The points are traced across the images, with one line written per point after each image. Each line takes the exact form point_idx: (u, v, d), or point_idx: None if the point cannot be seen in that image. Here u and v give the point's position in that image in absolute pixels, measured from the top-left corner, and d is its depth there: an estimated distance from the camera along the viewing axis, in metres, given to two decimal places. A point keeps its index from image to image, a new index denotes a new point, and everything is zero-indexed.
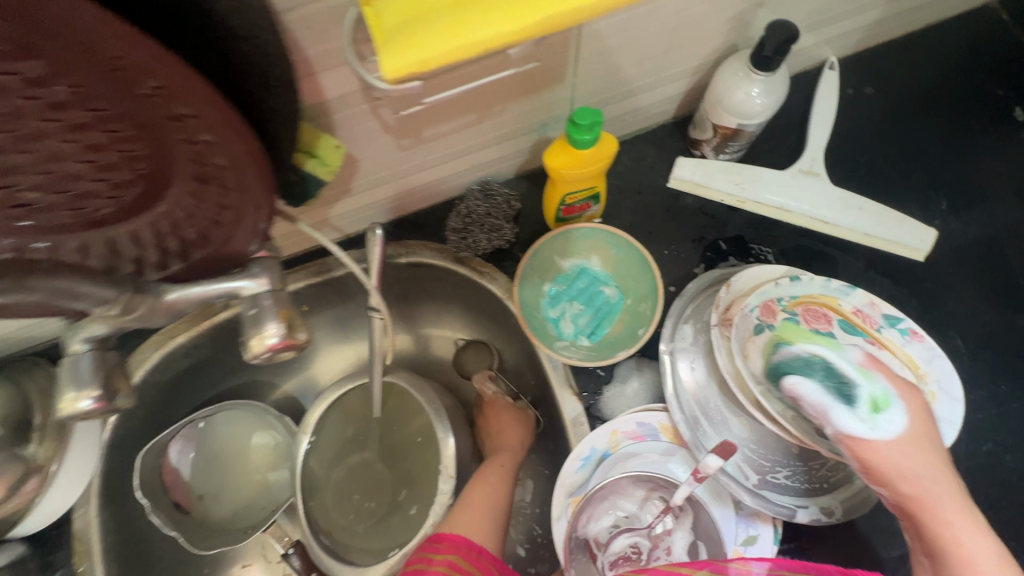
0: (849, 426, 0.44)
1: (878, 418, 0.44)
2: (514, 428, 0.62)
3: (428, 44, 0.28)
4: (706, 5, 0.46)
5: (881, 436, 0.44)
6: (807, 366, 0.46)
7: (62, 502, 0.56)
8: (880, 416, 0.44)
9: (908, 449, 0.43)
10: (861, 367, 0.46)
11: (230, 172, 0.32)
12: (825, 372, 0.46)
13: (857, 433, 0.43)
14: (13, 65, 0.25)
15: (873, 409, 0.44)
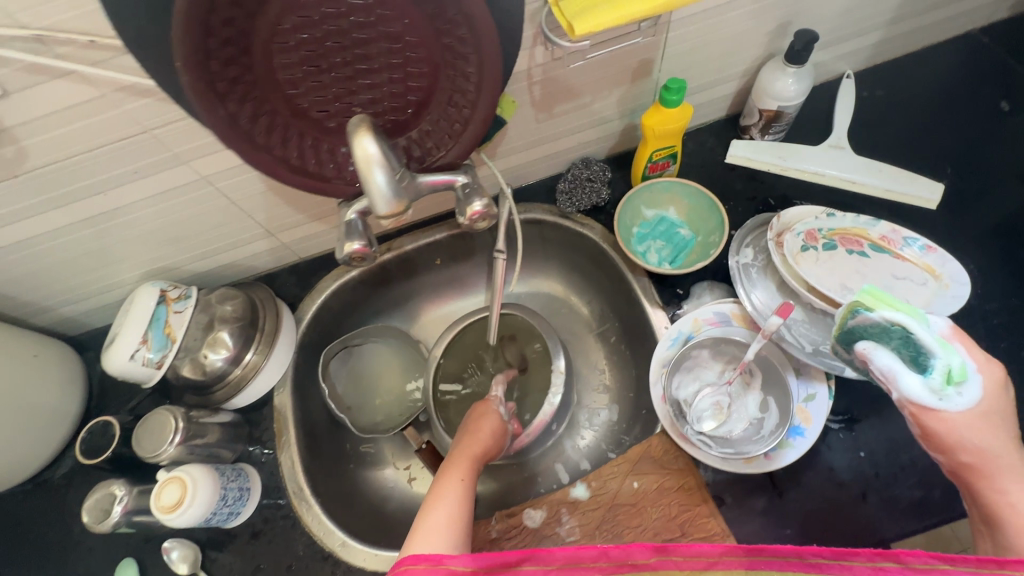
0: (921, 396, 0.49)
1: (949, 389, 0.49)
2: (497, 428, 0.72)
3: (598, 18, 0.50)
4: (751, 20, 0.68)
5: (951, 405, 0.49)
6: (884, 333, 0.50)
7: (268, 381, 0.76)
8: (952, 384, 0.49)
9: (982, 426, 0.49)
10: (941, 341, 0.49)
11: (469, 98, 0.53)
12: (903, 342, 0.50)
13: (926, 402, 0.49)
14: (393, 25, 0.48)
15: (946, 380, 0.49)
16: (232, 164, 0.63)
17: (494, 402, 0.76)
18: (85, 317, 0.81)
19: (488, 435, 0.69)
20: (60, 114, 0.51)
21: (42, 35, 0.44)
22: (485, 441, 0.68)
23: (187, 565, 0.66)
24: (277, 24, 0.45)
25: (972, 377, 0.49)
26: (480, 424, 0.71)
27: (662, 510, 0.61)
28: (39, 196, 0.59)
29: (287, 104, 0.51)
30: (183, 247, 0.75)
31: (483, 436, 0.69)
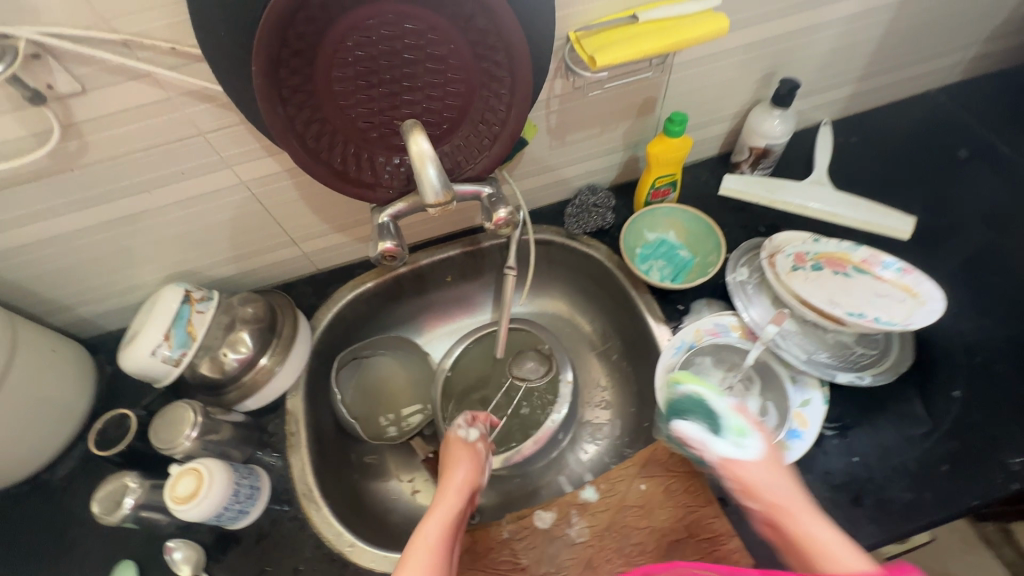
0: (725, 451, 0.54)
1: (738, 441, 0.54)
2: (472, 465, 0.65)
3: (616, 53, 0.58)
4: (742, 68, 0.78)
5: (750, 456, 0.53)
6: (693, 405, 0.59)
7: (283, 383, 0.77)
8: (746, 440, 0.54)
9: (758, 468, 0.52)
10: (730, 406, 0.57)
11: (502, 115, 0.60)
12: (703, 410, 0.58)
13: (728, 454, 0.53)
14: (441, 49, 0.54)
15: (739, 435, 0.54)
16: (271, 170, 0.68)
17: (457, 429, 0.69)
18: (101, 319, 0.83)
19: (472, 474, 0.64)
20: (126, 113, 0.56)
21: (130, 40, 0.49)
22: (460, 484, 0.62)
23: (190, 567, 0.65)
24: (339, 41, 0.51)
25: (757, 433, 0.54)
26: (456, 466, 0.64)
27: (670, 511, 0.63)
28: (86, 191, 0.63)
29: (337, 114, 0.56)
30: (209, 252, 0.78)
31: (459, 479, 0.63)
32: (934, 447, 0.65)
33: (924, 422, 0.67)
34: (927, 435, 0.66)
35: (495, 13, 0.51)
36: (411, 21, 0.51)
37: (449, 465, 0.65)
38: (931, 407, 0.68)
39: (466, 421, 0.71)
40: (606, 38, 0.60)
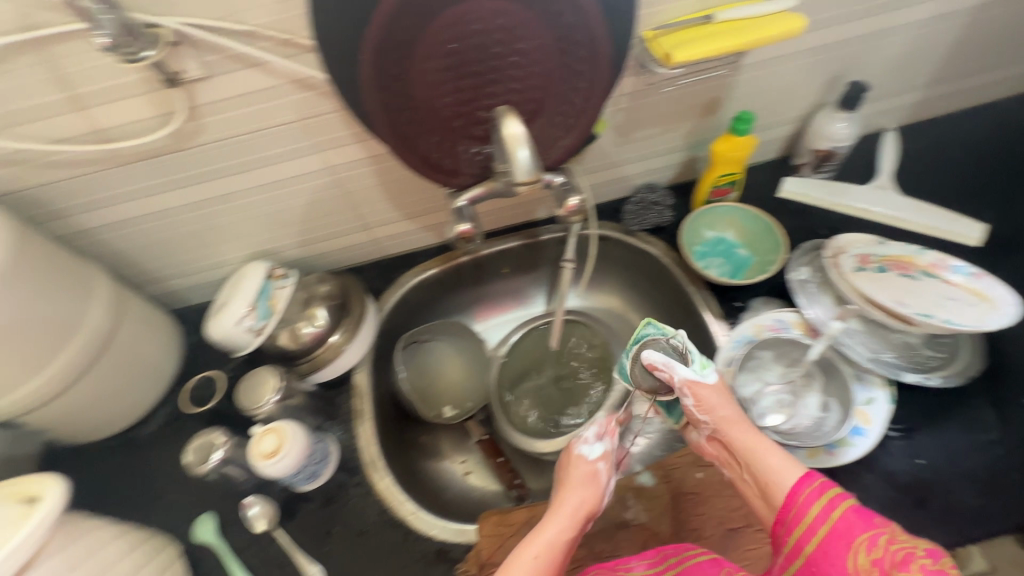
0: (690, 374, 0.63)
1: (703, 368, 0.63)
2: (592, 484, 0.61)
3: (692, 50, 0.60)
4: (809, 71, 0.79)
5: (708, 381, 0.63)
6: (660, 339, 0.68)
7: (350, 359, 0.81)
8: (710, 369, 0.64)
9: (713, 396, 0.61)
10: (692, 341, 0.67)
11: (579, 106, 0.63)
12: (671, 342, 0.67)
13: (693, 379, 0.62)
14: (527, 44, 0.58)
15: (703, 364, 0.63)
16: (356, 157, 0.73)
17: (579, 444, 0.64)
18: (188, 292, 0.89)
19: (594, 499, 0.60)
20: (240, 98, 0.62)
21: (254, 31, 0.55)
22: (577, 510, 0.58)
23: (265, 522, 0.70)
24: (436, 35, 0.55)
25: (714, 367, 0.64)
26: (579, 488, 0.60)
27: (726, 500, 0.64)
28: (194, 170, 0.69)
29: (426, 105, 0.60)
30: (290, 233, 0.84)
31: (578, 505, 0.59)
32: (1005, 454, 0.64)
33: (995, 429, 0.65)
34: (997, 442, 0.64)
35: (581, 9, 0.55)
36: (503, 17, 0.55)
37: (569, 479, 0.62)
38: (1003, 415, 0.66)
39: (595, 432, 0.65)
40: (682, 37, 0.62)
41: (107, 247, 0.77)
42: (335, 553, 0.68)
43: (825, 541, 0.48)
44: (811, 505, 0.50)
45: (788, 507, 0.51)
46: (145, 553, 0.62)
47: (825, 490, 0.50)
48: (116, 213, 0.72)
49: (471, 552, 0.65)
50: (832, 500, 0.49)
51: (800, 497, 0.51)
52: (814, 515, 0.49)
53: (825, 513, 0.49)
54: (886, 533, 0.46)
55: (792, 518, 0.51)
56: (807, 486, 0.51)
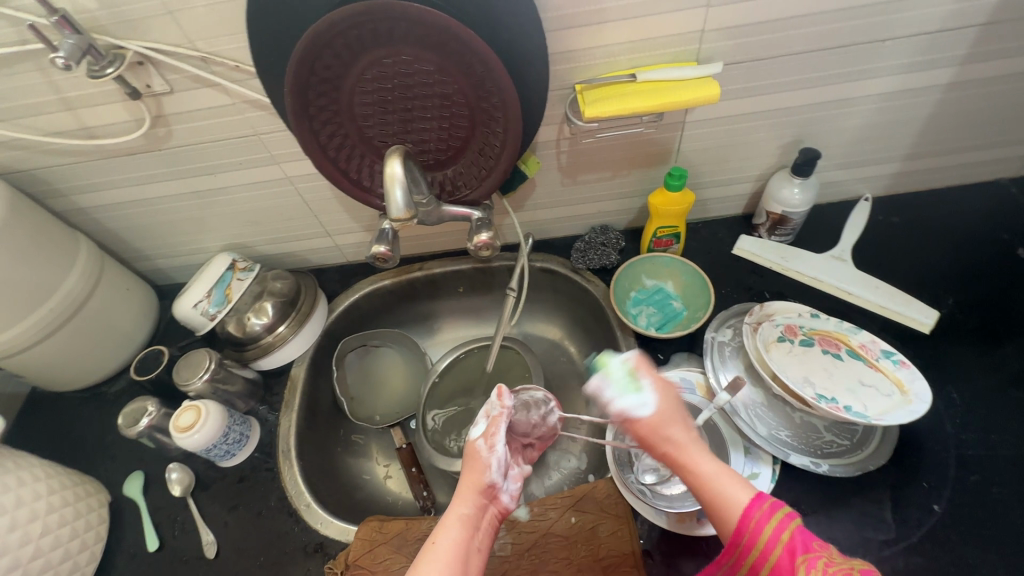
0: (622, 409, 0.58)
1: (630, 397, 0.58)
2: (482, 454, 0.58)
3: (607, 106, 0.63)
4: (764, 133, 0.77)
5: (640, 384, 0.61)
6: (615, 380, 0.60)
7: (292, 352, 0.88)
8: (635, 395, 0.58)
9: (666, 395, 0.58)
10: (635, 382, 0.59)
11: (497, 147, 0.66)
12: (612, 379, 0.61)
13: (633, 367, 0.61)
14: (448, 88, 0.62)
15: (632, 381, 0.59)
16: (311, 171, 0.79)
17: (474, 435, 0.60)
18: (171, 271, 1.00)
19: (480, 475, 0.56)
20: (201, 111, 0.70)
21: (206, 57, 0.63)
22: (462, 509, 0.54)
23: (179, 489, 0.77)
24: (360, 74, 0.61)
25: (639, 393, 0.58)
26: (466, 484, 0.56)
27: (592, 549, 0.65)
28: (167, 168, 0.78)
29: (357, 131, 0.66)
30: (259, 232, 0.91)
31: (468, 500, 0.55)
32: (892, 557, 0.60)
33: (889, 529, 0.62)
34: (887, 542, 0.61)
35: (490, 65, 0.57)
36: (421, 64, 0.60)
37: (468, 465, 0.58)
38: (902, 516, 0.62)
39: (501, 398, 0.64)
40: (605, 91, 0.65)
41: (102, 225, 0.88)
42: (232, 528, 0.75)
43: (781, 559, 0.44)
44: (762, 528, 0.46)
45: (741, 529, 0.47)
46: (67, 496, 0.71)
47: (777, 508, 0.47)
48: (106, 197, 0.82)
49: (344, 550, 0.70)
50: (782, 521, 0.46)
51: (754, 519, 0.47)
52: (766, 536, 0.46)
53: (778, 535, 0.45)
54: (829, 555, 0.43)
55: (746, 541, 0.46)
56: (758, 504, 0.47)
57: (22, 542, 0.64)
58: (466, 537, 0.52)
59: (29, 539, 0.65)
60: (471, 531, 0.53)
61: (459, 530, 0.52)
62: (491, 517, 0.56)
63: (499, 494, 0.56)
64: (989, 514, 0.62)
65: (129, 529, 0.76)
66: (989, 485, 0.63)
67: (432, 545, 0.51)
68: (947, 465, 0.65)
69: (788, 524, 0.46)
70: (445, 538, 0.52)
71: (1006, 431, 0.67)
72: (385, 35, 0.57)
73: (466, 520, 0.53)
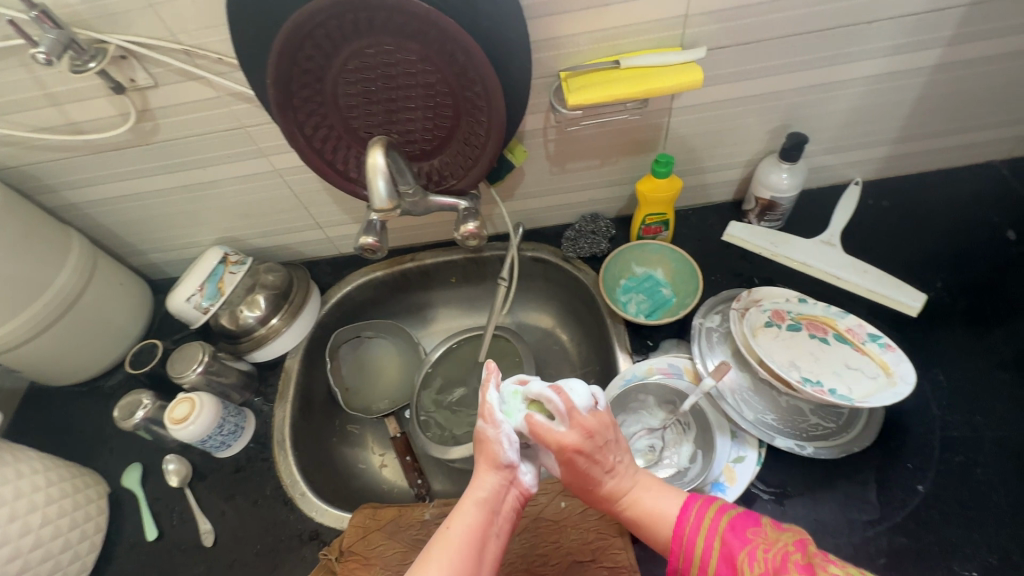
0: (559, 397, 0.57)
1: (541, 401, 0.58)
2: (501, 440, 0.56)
3: (591, 94, 0.63)
4: (752, 119, 0.77)
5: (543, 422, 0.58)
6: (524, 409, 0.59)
7: (286, 344, 0.89)
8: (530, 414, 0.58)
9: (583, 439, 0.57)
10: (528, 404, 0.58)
11: (482, 137, 0.66)
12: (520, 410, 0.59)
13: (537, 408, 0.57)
14: (431, 78, 0.62)
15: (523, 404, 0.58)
16: (299, 163, 0.79)
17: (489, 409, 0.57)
18: (165, 265, 1.00)
19: (497, 454, 0.55)
20: (187, 104, 0.70)
21: (189, 49, 0.63)
22: (486, 491, 0.54)
23: (177, 479, 0.79)
24: (342, 65, 0.61)
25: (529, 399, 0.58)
26: (483, 464, 0.56)
27: (581, 533, 0.66)
28: (156, 163, 0.78)
29: (342, 122, 0.66)
30: (250, 225, 0.92)
31: (487, 484, 0.55)
32: (876, 538, 0.61)
33: (873, 510, 0.62)
34: (872, 523, 0.62)
35: (472, 54, 0.57)
36: (403, 54, 0.60)
37: (484, 448, 0.56)
38: (886, 496, 0.63)
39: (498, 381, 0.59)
40: (590, 79, 0.65)
41: (94, 220, 0.88)
42: (229, 517, 0.76)
43: (718, 561, 0.49)
44: (697, 535, 0.51)
45: (678, 539, 0.52)
46: (66, 488, 0.72)
47: (703, 517, 0.52)
48: (96, 192, 0.83)
49: (339, 538, 0.71)
50: (712, 521, 0.51)
51: (688, 524, 0.52)
52: (700, 542, 0.51)
53: (711, 537, 0.50)
54: (762, 540, 0.48)
55: (684, 556, 0.52)
56: (690, 511, 0.53)
57: (22, 533, 0.65)
58: (485, 521, 0.53)
59: (28, 530, 0.66)
60: (489, 515, 0.53)
61: (475, 515, 0.53)
62: (511, 499, 0.56)
63: (520, 477, 0.57)
64: (971, 494, 0.62)
65: (129, 518, 0.78)
66: (973, 466, 0.64)
67: (448, 530, 0.52)
68: (931, 447, 0.66)
69: (714, 530, 0.51)
70: (463, 519, 0.52)
71: (990, 413, 0.67)
72: (365, 26, 0.57)
73: (486, 504, 0.54)
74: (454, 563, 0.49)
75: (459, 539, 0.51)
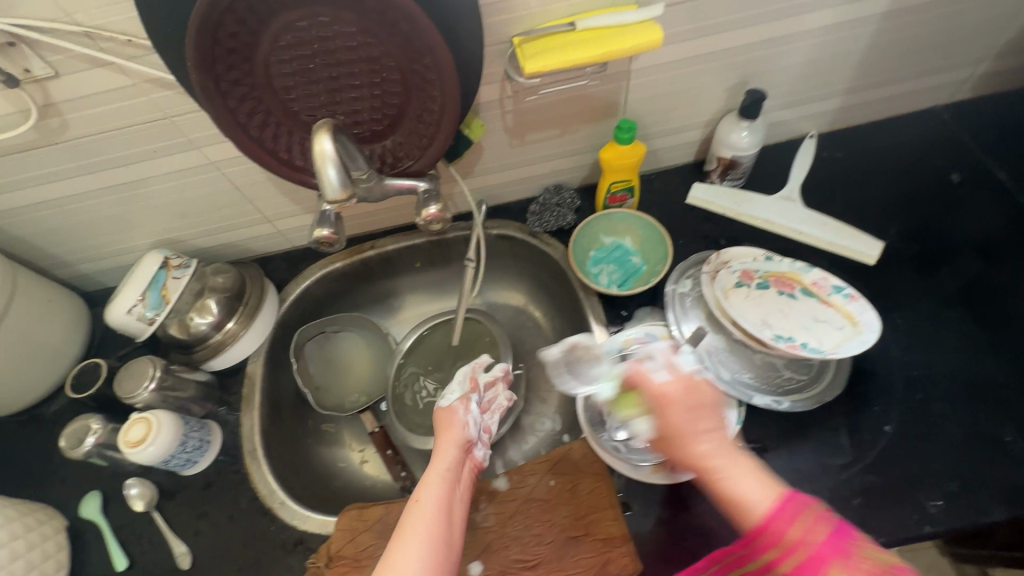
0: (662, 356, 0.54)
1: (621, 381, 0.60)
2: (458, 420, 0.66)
3: (547, 59, 0.60)
4: (709, 77, 0.75)
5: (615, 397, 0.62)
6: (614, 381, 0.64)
7: (246, 348, 0.83)
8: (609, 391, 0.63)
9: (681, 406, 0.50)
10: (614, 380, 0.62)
11: (435, 114, 0.61)
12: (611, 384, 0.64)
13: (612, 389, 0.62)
14: (375, 51, 0.57)
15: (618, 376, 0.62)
16: (236, 153, 0.73)
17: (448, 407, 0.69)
18: (99, 275, 0.92)
19: (457, 434, 0.64)
20: (97, 95, 0.62)
21: (91, 32, 0.55)
22: (448, 465, 0.60)
23: (143, 503, 0.74)
24: (274, 41, 0.55)
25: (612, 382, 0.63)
26: (443, 444, 0.63)
27: (572, 508, 0.66)
28: (70, 164, 0.70)
29: (280, 105, 0.61)
30: (190, 224, 0.84)
31: (449, 456, 0.61)
32: (850, 479, 0.64)
33: (845, 454, 0.65)
34: (845, 466, 0.65)
35: (417, 22, 0.52)
36: (341, 26, 0.54)
37: (443, 432, 0.65)
38: (857, 439, 0.66)
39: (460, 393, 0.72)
40: (544, 43, 0.61)
41: (6, 233, 0.79)
42: (205, 536, 0.72)
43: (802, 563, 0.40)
44: (786, 529, 0.41)
45: (758, 530, 0.43)
46: (17, 528, 0.67)
47: (808, 510, 0.42)
48: (4, 202, 0.74)
49: (325, 543, 0.69)
50: (810, 523, 0.41)
51: (776, 517, 0.42)
52: (789, 537, 0.41)
53: (804, 537, 0.41)
54: (866, 557, 0.39)
55: (765, 540, 0.42)
56: (785, 506, 0.43)
57: None
58: (450, 489, 0.57)
59: None
60: (453, 484, 0.58)
61: (441, 485, 0.57)
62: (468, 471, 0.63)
63: (473, 450, 0.65)
64: (932, 428, 0.66)
65: (94, 550, 0.73)
66: (933, 402, 0.68)
67: (418, 503, 0.55)
68: (894, 387, 0.69)
69: (815, 527, 0.41)
70: (429, 490, 0.56)
71: (946, 349, 0.71)
72: None
73: (448, 476, 0.58)
74: (428, 525, 0.52)
75: (428, 507, 0.54)
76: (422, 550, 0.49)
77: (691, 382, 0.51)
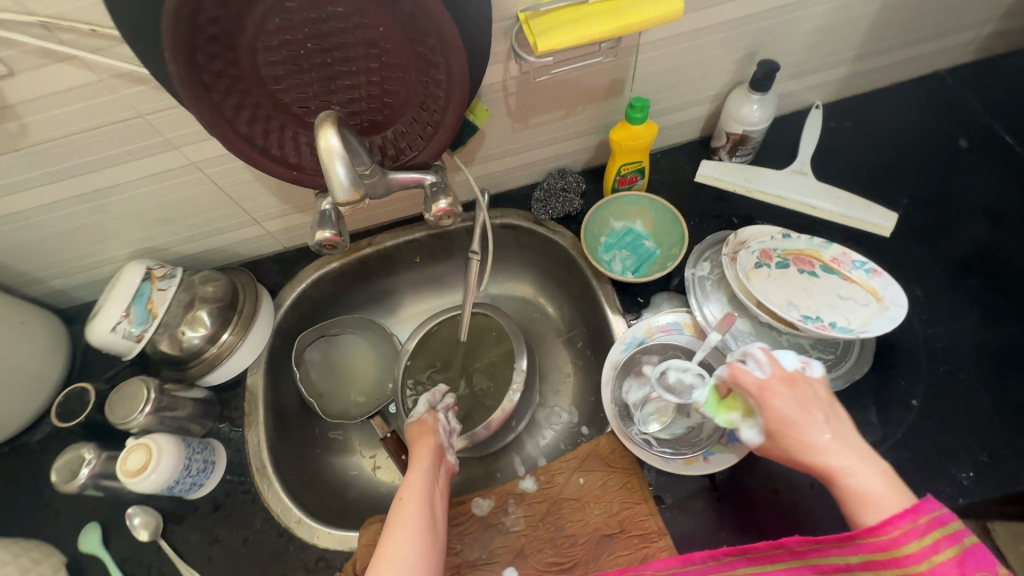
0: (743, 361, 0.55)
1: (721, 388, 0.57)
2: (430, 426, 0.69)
3: (561, 36, 0.55)
4: (719, 48, 0.72)
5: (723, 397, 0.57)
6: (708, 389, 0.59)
7: (243, 360, 0.78)
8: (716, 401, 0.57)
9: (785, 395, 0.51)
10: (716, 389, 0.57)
11: (440, 100, 0.57)
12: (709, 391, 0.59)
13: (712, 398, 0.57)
14: (373, 32, 0.51)
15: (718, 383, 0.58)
16: (219, 152, 0.67)
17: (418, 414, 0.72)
18: (73, 290, 0.85)
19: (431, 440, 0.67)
20: (60, 95, 0.56)
21: (49, 22, 0.49)
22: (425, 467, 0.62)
23: (148, 532, 0.69)
24: (259, 24, 0.49)
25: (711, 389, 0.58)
26: (419, 450, 0.65)
27: (605, 506, 0.65)
28: (34, 173, 0.63)
29: (269, 97, 0.55)
30: (171, 230, 0.78)
31: (426, 459, 0.64)
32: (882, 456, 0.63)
33: (875, 430, 0.65)
34: (876, 443, 0.64)
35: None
36: (334, 5, 0.49)
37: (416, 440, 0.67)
38: (885, 415, 0.65)
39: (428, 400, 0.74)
40: (554, 19, 0.57)
41: None
42: (219, 560, 0.69)
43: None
44: (905, 541, 0.44)
45: (872, 531, 0.45)
46: None
47: (936, 527, 0.44)
48: None
49: (349, 560, 0.66)
50: (937, 542, 0.43)
51: (898, 528, 0.44)
52: (909, 549, 0.44)
53: (925, 554, 0.43)
54: None
55: (878, 542, 0.44)
56: (915, 520, 0.44)
57: None
58: (430, 488, 0.60)
59: None
60: (433, 484, 0.61)
61: (422, 486, 0.60)
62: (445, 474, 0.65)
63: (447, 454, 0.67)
64: (958, 399, 0.66)
65: None
66: (958, 372, 0.67)
67: (402, 502, 0.57)
68: (918, 360, 0.68)
69: (939, 547, 0.43)
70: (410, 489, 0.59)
71: (966, 318, 0.70)
72: None
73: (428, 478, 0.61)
74: (412, 523, 0.54)
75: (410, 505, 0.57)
76: (410, 550, 0.52)
77: (793, 375, 0.52)
